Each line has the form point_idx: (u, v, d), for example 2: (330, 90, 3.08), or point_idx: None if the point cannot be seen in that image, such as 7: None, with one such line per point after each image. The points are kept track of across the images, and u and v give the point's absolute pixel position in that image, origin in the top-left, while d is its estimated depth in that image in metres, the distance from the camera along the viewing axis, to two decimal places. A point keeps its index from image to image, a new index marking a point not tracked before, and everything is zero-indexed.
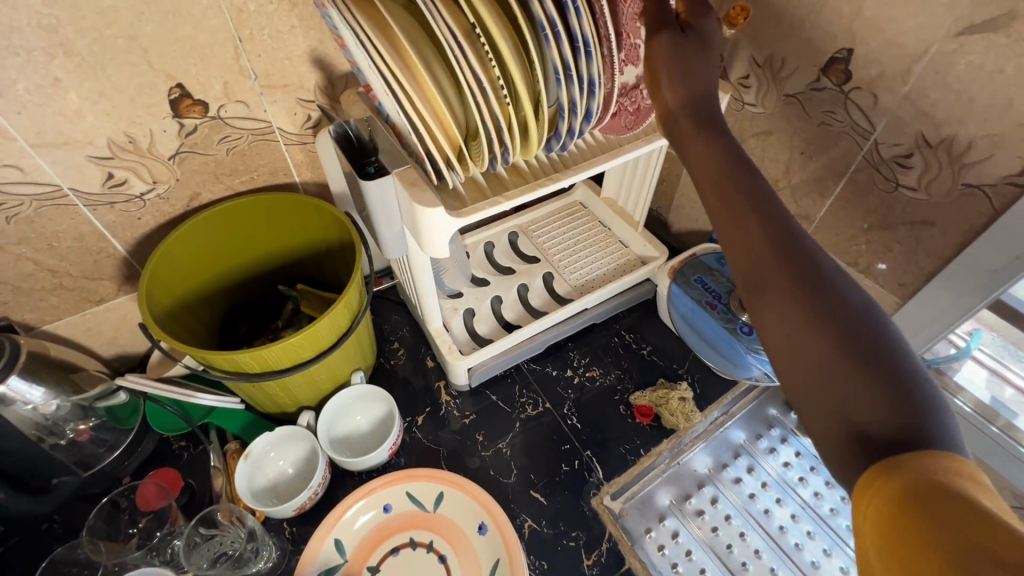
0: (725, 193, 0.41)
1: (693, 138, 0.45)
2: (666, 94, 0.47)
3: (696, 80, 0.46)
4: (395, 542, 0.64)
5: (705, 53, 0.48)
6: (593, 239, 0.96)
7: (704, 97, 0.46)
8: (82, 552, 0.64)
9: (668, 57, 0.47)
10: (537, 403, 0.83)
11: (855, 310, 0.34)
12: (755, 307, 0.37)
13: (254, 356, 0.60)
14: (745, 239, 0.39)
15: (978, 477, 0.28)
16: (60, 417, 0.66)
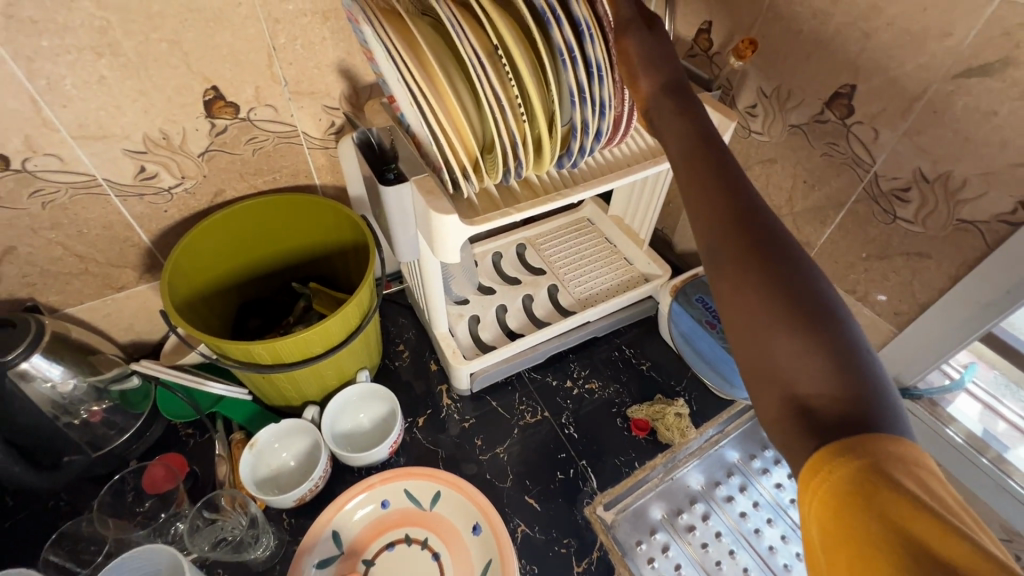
0: (697, 176, 0.43)
1: (673, 126, 0.48)
2: (643, 85, 0.51)
3: (664, 66, 0.51)
4: (391, 538, 0.65)
5: (666, 47, 0.52)
6: (598, 254, 0.99)
7: (677, 83, 0.51)
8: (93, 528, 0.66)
9: (637, 57, 0.52)
10: (536, 411, 0.84)
11: (810, 286, 0.36)
12: (718, 280, 0.39)
13: (267, 347, 0.62)
14: (711, 214, 0.41)
15: (920, 462, 0.30)
16: (76, 397, 0.68)
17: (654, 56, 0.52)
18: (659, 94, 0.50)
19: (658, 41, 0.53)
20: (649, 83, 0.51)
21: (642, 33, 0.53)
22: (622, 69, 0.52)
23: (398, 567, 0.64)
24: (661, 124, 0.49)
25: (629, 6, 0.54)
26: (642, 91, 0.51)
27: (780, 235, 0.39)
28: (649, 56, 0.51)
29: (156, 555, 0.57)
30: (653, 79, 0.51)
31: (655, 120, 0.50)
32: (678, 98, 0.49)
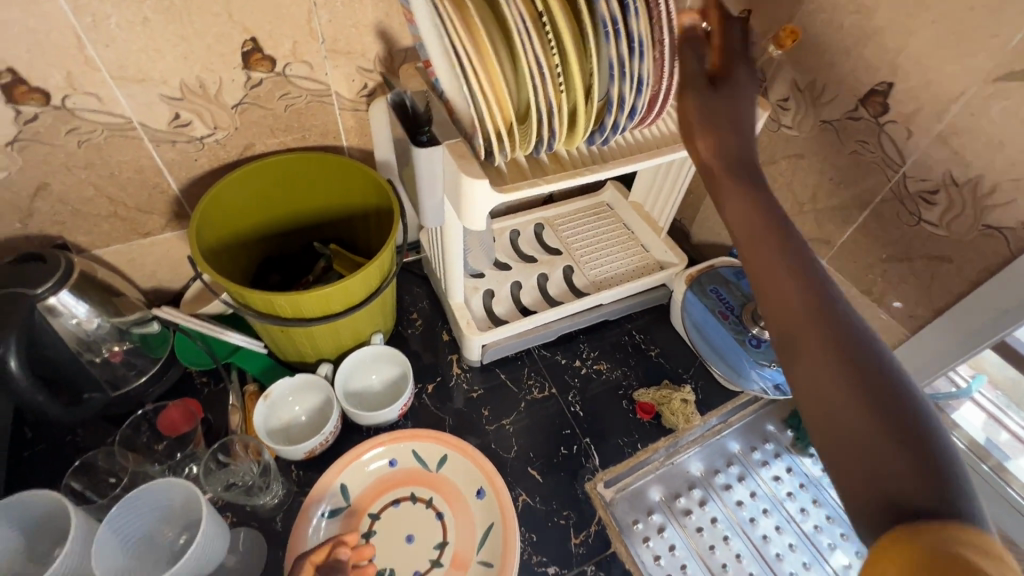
0: (762, 257, 0.47)
1: (735, 196, 0.51)
2: (700, 147, 0.54)
3: (727, 130, 0.53)
4: (396, 495, 0.67)
5: (733, 105, 0.55)
6: (615, 239, 1.00)
7: (740, 155, 0.53)
8: (116, 459, 0.69)
9: (699, 117, 0.54)
10: (544, 387, 0.85)
11: (880, 371, 0.39)
12: (789, 360, 0.43)
13: (290, 300, 0.63)
14: (779, 295, 0.45)
15: (1000, 554, 0.30)
16: (99, 336, 0.69)
17: (713, 117, 0.54)
18: (727, 161, 0.52)
19: (723, 101, 0.55)
20: (713, 149, 0.53)
21: (704, 92, 0.55)
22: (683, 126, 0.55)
23: (402, 523, 0.65)
24: (722, 195, 0.51)
25: (695, 62, 0.56)
26: (701, 156, 0.54)
27: (847, 320, 0.42)
28: (713, 117, 0.54)
29: (174, 489, 0.59)
30: (714, 145, 0.53)
31: (721, 185, 0.52)
32: (743, 169, 0.52)
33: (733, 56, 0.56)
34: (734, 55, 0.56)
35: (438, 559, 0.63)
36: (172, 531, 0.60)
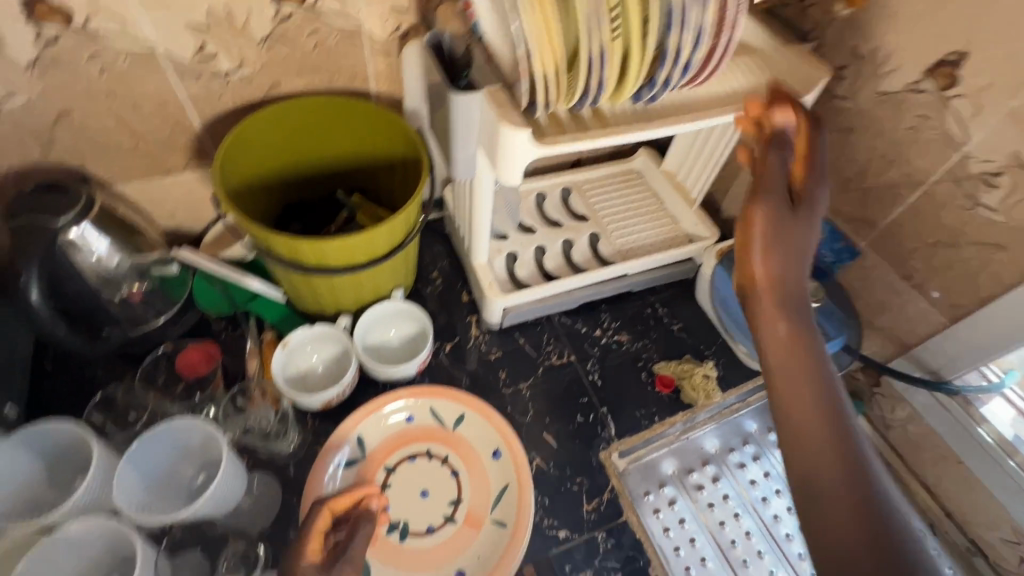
0: (798, 398, 0.48)
1: (778, 321, 0.49)
2: (757, 264, 0.50)
3: (791, 254, 0.50)
4: (412, 450, 0.67)
5: (803, 227, 0.50)
6: (644, 209, 0.97)
7: (790, 281, 0.50)
8: (140, 396, 0.70)
9: (766, 233, 0.49)
10: (562, 354, 0.84)
11: (902, 541, 0.41)
12: (810, 512, 0.44)
13: (314, 247, 0.61)
14: (808, 438, 0.46)
15: None
16: (119, 273, 0.68)
17: (779, 237, 0.49)
18: (785, 297, 0.49)
19: (795, 222, 0.50)
20: (773, 270, 0.49)
21: (780, 207, 0.50)
22: (743, 239, 0.50)
23: (417, 478, 0.65)
24: (764, 328, 0.50)
25: (780, 167, 0.52)
26: (755, 274, 0.50)
27: (874, 482, 0.44)
28: (783, 233, 0.49)
29: (196, 429, 0.59)
30: (774, 269, 0.49)
31: (773, 319, 0.49)
32: (802, 311, 0.50)
33: (819, 178, 0.52)
34: (815, 173, 0.52)
35: (451, 515, 0.63)
36: (190, 469, 0.60)
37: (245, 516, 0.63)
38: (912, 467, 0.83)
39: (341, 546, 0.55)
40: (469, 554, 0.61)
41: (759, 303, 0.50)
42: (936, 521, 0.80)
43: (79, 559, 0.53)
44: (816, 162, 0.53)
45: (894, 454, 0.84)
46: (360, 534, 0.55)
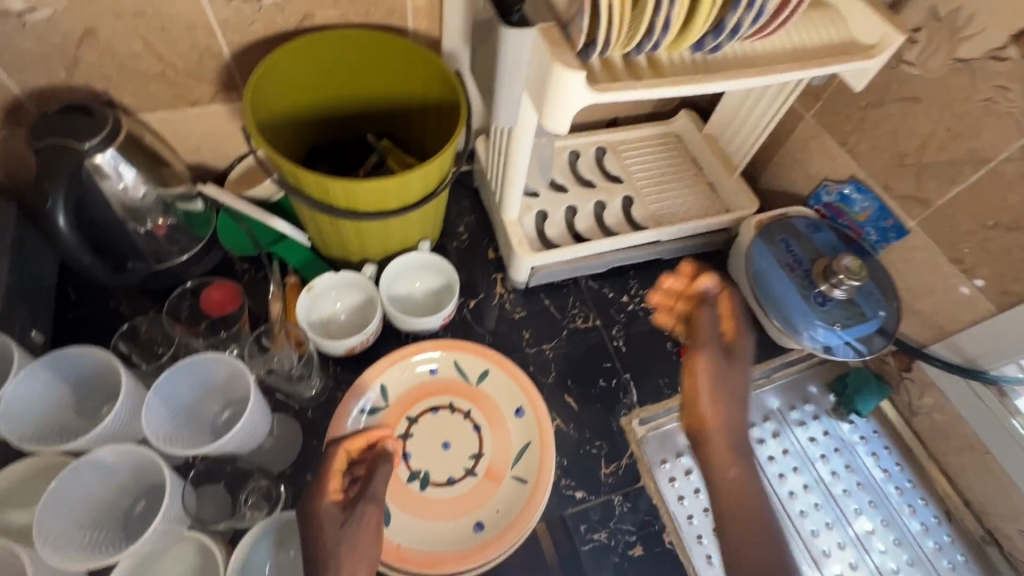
0: (744, 526, 0.53)
1: (727, 458, 0.56)
2: (705, 412, 0.58)
3: (730, 396, 0.58)
4: (434, 402, 0.67)
5: (741, 374, 0.58)
6: (681, 174, 0.93)
7: (736, 427, 0.57)
8: (165, 326, 0.70)
9: (707, 385, 0.58)
10: (588, 317, 0.83)
11: None
12: None
13: (345, 188, 0.59)
14: (753, 560, 0.51)
15: None
16: (144, 205, 0.66)
17: (723, 386, 0.58)
18: (727, 436, 0.57)
19: (732, 370, 0.58)
20: (716, 417, 0.57)
21: (718, 360, 0.58)
22: (692, 389, 0.58)
23: (438, 430, 0.65)
24: (716, 469, 0.56)
25: (711, 319, 0.60)
26: (705, 419, 0.58)
27: None
28: (720, 400, 0.57)
29: (221, 364, 0.58)
30: (720, 413, 0.57)
31: (726, 459, 0.56)
32: (741, 448, 0.57)
33: (746, 328, 0.60)
34: (746, 326, 0.60)
35: (472, 469, 0.63)
36: (217, 404, 0.60)
37: (267, 455, 0.64)
38: (932, 454, 0.81)
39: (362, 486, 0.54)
40: (489, 506, 0.62)
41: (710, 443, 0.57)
42: (952, 509, 0.79)
43: (110, 483, 0.54)
44: (738, 313, 0.60)
45: (916, 439, 0.82)
46: (379, 472, 0.54)
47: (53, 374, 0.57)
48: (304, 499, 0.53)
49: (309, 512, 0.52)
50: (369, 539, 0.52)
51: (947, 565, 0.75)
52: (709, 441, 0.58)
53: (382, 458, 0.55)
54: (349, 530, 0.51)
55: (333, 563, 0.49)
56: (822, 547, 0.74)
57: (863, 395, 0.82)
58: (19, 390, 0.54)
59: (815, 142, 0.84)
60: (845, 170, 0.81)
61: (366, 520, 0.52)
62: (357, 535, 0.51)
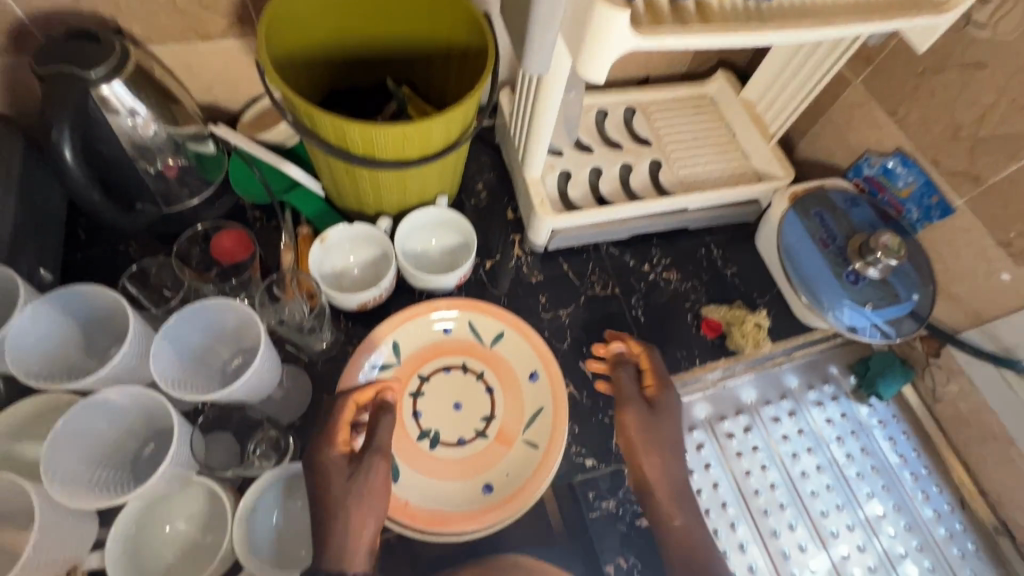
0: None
1: (674, 509, 0.60)
2: (645, 469, 0.61)
3: (664, 446, 0.62)
4: (447, 361, 0.65)
5: (670, 422, 0.63)
6: (713, 140, 0.87)
7: (677, 480, 0.61)
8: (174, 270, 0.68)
9: (640, 437, 0.62)
10: (606, 285, 0.80)
11: None
12: None
13: (363, 132, 0.56)
14: None
15: None
16: (154, 144, 0.64)
17: (651, 440, 0.62)
18: (665, 487, 0.61)
19: (659, 419, 0.63)
20: (654, 470, 0.61)
21: (642, 413, 0.63)
22: (628, 447, 0.63)
23: (450, 390, 0.64)
24: (664, 519, 0.60)
25: (630, 384, 0.65)
26: (646, 474, 0.61)
27: None
28: (650, 451, 0.61)
29: (229, 310, 0.57)
30: (660, 467, 0.61)
31: (667, 508, 0.60)
32: (678, 497, 0.60)
33: (664, 382, 0.65)
34: (665, 379, 0.65)
35: (483, 431, 0.63)
36: (226, 351, 0.59)
37: (276, 405, 0.63)
38: (952, 443, 0.79)
39: (367, 440, 0.54)
40: (499, 469, 0.61)
41: (654, 491, 0.61)
42: (968, 498, 0.77)
43: (117, 422, 0.54)
44: (654, 367, 0.65)
45: (937, 427, 0.80)
46: (381, 426, 0.54)
47: (56, 315, 0.56)
48: (309, 451, 0.53)
49: (316, 464, 0.52)
50: (378, 491, 0.52)
51: (956, 553, 0.74)
52: (653, 494, 0.61)
53: (382, 410, 0.55)
54: (356, 483, 0.51)
55: (341, 514, 0.50)
56: (831, 528, 0.73)
57: (886, 378, 0.79)
58: (22, 332, 0.53)
59: (861, 110, 0.78)
60: (891, 141, 0.76)
61: (373, 473, 0.52)
62: (365, 487, 0.51)
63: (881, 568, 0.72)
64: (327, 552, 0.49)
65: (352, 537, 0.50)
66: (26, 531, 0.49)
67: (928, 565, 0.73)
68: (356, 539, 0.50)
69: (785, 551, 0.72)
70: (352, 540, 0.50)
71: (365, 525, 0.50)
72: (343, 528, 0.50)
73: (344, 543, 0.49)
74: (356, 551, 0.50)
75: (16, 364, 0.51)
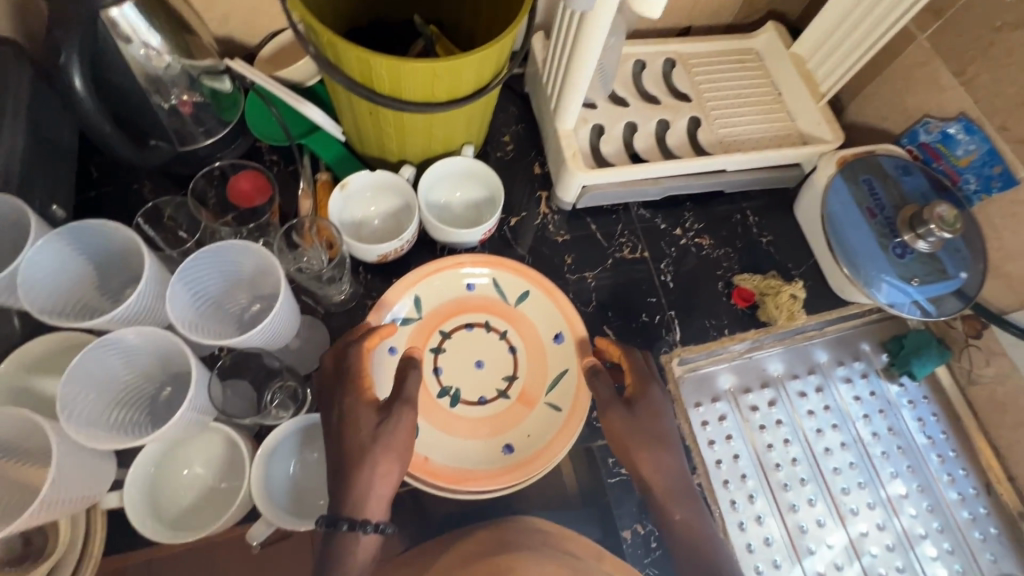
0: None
1: (677, 507, 0.54)
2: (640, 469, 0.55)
3: (658, 441, 0.55)
4: (470, 319, 0.64)
5: (656, 419, 0.56)
6: (758, 98, 0.81)
7: (676, 477, 0.55)
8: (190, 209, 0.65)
9: (628, 439, 0.55)
10: (636, 248, 0.77)
11: None
12: None
13: (391, 68, 0.52)
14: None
15: None
16: (168, 77, 0.61)
17: (639, 440, 0.55)
18: (663, 485, 0.54)
19: (642, 418, 0.56)
20: (651, 467, 0.55)
21: (623, 417, 0.55)
22: (619, 448, 0.56)
23: (472, 347, 0.63)
24: (664, 518, 0.54)
25: (607, 386, 0.57)
26: (642, 473, 0.55)
27: None
28: (641, 450, 0.55)
29: (247, 254, 0.55)
30: (656, 465, 0.55)
31: (665, 504, 0.54)
32: (679, 493, 0.54)
33: (644, 379, 0.58)
34: (644, 375, 0.58)
35: (505, 391, 0.61)
36: (245, 297, 0.58)
37: (293, 355, 0.62)
38: (983, 427, 0.76)
39: (393, 393, 0.54)
40: (521, 430, 0.60)
41: (652, 487, 0.55)
42: (994, 482, 0.74)
43: (134, 365, 0.53)
44: (630, 364, 0.58)
45: (969, 410, 0.77)
46: (409, 378, 0.54)
47: (65, 263, 0.54)
48: (334, 401, 0.53)
49: (344, 412, 0.52)
50: (402, 441, 0.51)
51: (977, 537, 0.72)
52: (649, 489, 0.55)
53: (410, 363, 0.55)
54: (383, 432, 0.50)
55: (369, 460, 0.49)
56: (851, 505, 0.72)
57: (920, 357, 0.76)
58: (34, 283, 0.51)
59: (924, 70, 0.72)
60: (954, 105, 0.70)
61: (402, 424, 0.51)
62: (391, 437, 0.51)
63: (899, 547, 0.71)
64: (349, 497, 0.49)
65: (375, 484, 0.49)
66: (46, 468, 0.49)
67: (947, 547, 0.71)
68: (380, 486, 0.49)
69: (803, 526, 0.70)
70: (375, 487, 0.49)
71: (389, 474, 0.50)
72: (367, 476, 0.49)
73: (368, 490, 0.49)
74: (377, 498, 0.49)
75: (39, 310, 0.50)
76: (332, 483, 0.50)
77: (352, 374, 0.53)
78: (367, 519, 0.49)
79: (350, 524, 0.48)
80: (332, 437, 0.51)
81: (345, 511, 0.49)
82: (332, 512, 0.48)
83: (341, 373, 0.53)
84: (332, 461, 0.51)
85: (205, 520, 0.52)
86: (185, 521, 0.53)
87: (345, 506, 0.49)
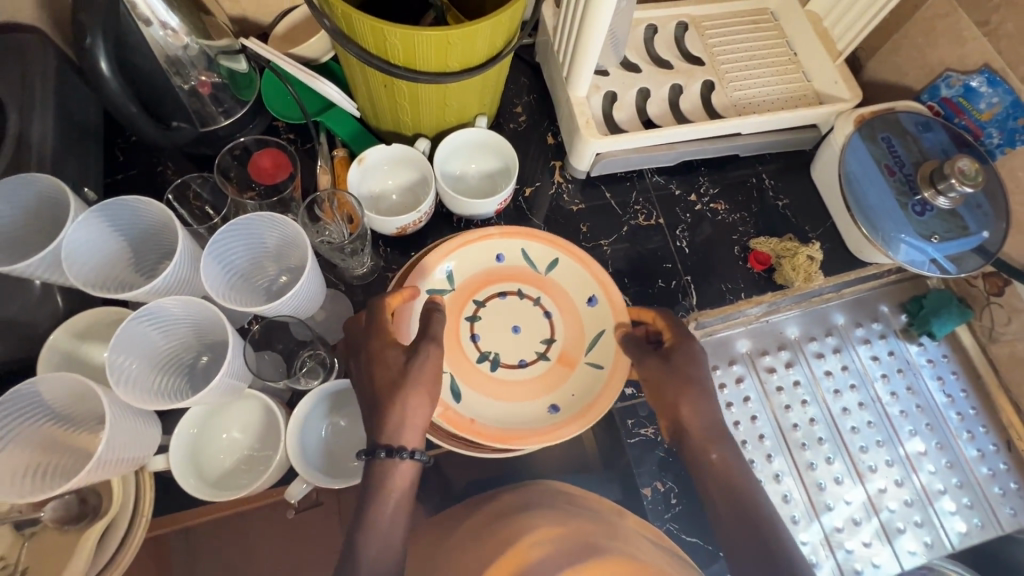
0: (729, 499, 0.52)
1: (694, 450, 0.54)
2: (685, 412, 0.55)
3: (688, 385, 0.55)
4: (503, 288, 0.65)
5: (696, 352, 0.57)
6: (772, 59, 0.80)
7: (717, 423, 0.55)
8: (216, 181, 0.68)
9: (657, 378, 0.56)
10: (650, 216, 0.77)
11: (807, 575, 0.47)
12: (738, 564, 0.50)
13: (405, 38, 0.52)
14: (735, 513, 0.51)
15: None
16: (186, 58, 0.62)
17: (677, 385, 0.55)
18: (699, 423, 0.55)
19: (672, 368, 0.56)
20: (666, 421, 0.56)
21: (660, 367, 0.56)
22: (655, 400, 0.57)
23: (507, 314, 0.65)
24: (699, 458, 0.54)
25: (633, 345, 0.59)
26: (665, 425, 0.57)
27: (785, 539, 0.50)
28: (684, 397, 0.54)
29: (273, 226, 0.57)
30: (698, 413, 0.55)
31: (703, 446, 0.54)
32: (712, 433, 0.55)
33: (683, 332, 0.58)
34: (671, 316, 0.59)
35: (544, 353, 0.64)
36: (274, 267, 0.60)
37: (321, 325, 0.65)
38: (1004, 384, 0.76)
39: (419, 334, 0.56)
40: (563, 390, 0.62)
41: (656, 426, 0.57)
42: (1015, 439, 0.74)
43: (171, 334, 0.55)
44: (661, 318, 0.59)
45: (989, 368, 0.76)
46: (434, 319, 0.57)
47: (102, 246, 0.56)
48: (359, 348, 0.55)
49: (371, 354, 0.54)
50: (431, 373, 0.53)
51: (997, 492, 0.72)
52: (687, 431, 0.55)
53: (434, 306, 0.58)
54: (412, 367, 0.53)
55: (407, 391, 0.52)
56: (869, 463, 0.73)
57: (940, 317, 0.75)
58: (78, 264, 0.54)
59: (946, 22, 0.70)
60: (976, 56, 0.68)
61: (429, 358, 0.54)
62: (421, 370, 0.53)
63: (918, 503, 0.72)
64: (385, 425, 0.51)
65: (410, 412, 0.52)
66: (97, 433, 0.53)
67: (966, 502, 0.72)
68: (414, 412, 0.52)
69: (821, 483, 0.72)
70: (408, 416, 0.52)
71: (422, 405, 0.52)
72: (399, 409, 0.51)
73: (402, 420, 0.52)
74: (412, 426, 0.52)
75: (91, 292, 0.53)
76: (367, 417, 0.53)
77: (377, 325, 0.55)
78: (404, 446, 0.51)
79: (387, 451, 0.50)
80: (365, 380, 0.54)
81: (381, 440, 0.51)
82: (370, 442, 0.51)
83: (367, 325, 0.55)
84: (367, 404, 0.53)
85: (241, 482, 0.55)
86: (224, 482, 0.56)
87: (382, 435, 0.51)
